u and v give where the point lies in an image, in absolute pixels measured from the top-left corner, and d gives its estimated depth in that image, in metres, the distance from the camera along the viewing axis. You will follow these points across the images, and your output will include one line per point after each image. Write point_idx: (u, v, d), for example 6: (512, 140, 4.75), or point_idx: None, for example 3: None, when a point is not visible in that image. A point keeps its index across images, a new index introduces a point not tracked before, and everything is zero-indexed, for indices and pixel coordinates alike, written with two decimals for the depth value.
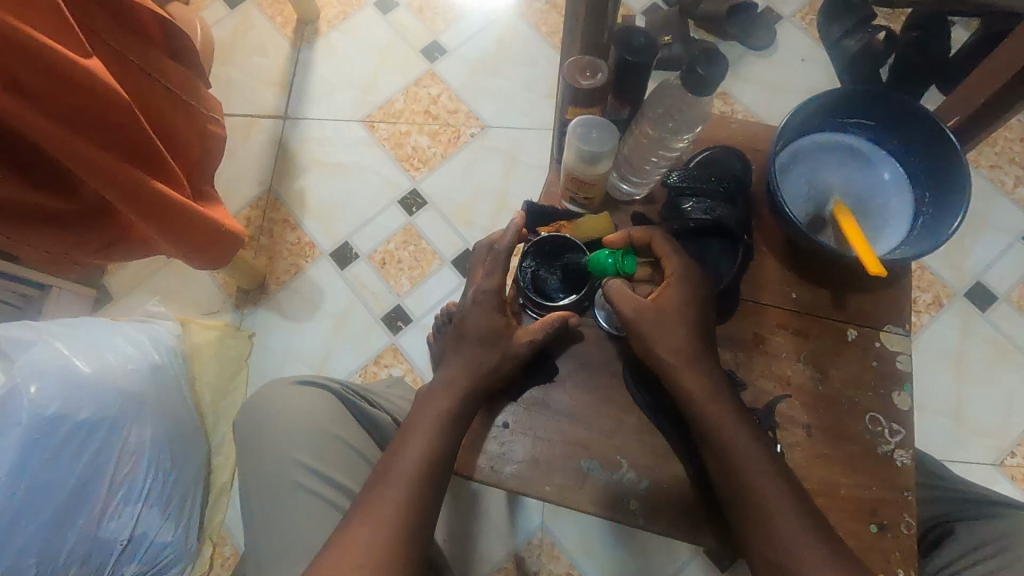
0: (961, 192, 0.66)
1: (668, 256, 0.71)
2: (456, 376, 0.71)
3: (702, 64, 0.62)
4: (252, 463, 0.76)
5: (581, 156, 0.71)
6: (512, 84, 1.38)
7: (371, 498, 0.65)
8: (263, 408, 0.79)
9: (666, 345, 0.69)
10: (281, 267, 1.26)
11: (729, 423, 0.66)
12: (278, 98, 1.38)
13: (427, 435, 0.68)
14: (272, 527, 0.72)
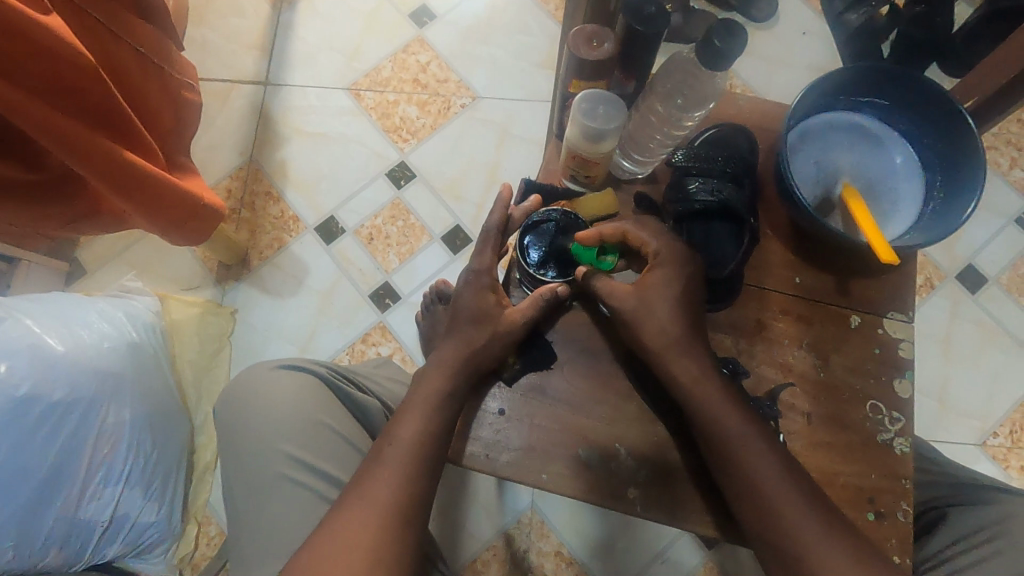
0: (980, 175, 0.58)
1: (643, 236, 0.61)
2: (450, 360, 0.62)
3: (720, 35, 0.52)
4: (233, 452, 0.69)
5: (582, 134, 0.56)
6: (505, 52, 1.31)
7: (358, 497, 0.55)
8: (242, 391, 0.71)
9: (651, 331, 0.59)
10: (264, 242, 1.22)
11: (738, 417, 0.56)
12: (258, 63, 1.31)
13: (424, 424, 0.59)
14: (258, 517, 0.65)
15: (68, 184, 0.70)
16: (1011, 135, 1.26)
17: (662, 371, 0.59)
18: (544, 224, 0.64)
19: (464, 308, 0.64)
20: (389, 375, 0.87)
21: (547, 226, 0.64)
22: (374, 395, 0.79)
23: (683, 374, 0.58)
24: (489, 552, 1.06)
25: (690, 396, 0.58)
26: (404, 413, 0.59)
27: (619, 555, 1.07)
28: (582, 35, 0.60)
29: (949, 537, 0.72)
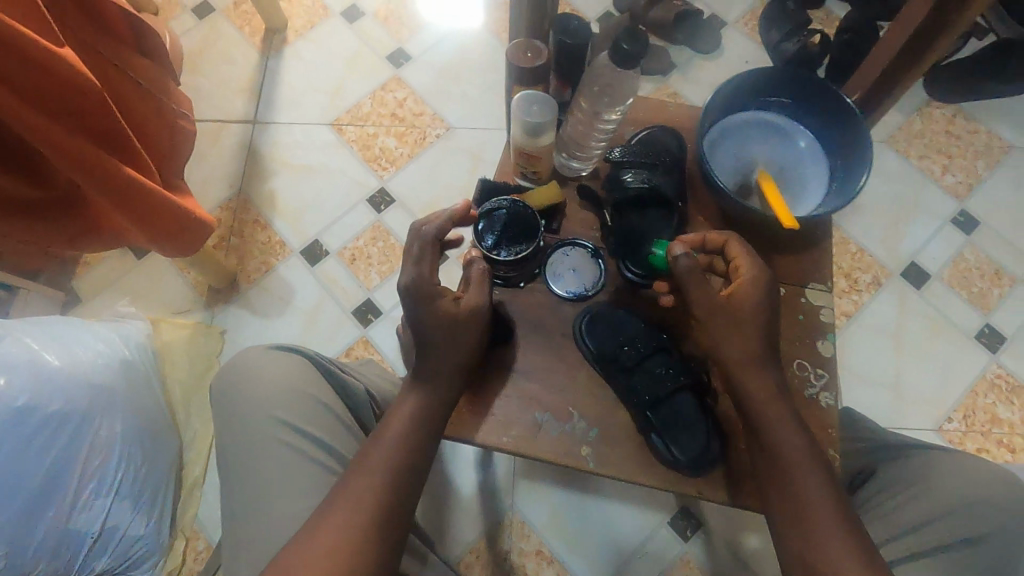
0: (868, 156, 0.67)
1: (743, 254, 0.64)
2: (429, 368, 0.63)
3: (626, 41, 0.61)
4: (228, 419, 0.73)
5: (523, 131, 0.64)
6: (476, 87, 1.42)
7: (341, 498, 0.57)
8: (239, 364, 0.76)
9: (733, 349, 0.61)
10: (253, 266, 1.29)
11: (798, 435, 0.59)
12: (247, 104, 1.42)
13: (407, 427, 0.62)
14: (250, 479, 0.69)
15: (71, 200, 0.77)
16: (940, 145, 1.38)
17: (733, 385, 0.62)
18: (496, 211, 0.68)
19: (424, 320, 0.61)
20: (373, 372, 0.92)
21: (499, 213, 0.68)
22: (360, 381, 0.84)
23: (755, 391, 0.60)
24: (472, 554, 1.09)
25: (757, 409, 0.60)
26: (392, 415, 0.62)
27: (598, 551, 1.10)
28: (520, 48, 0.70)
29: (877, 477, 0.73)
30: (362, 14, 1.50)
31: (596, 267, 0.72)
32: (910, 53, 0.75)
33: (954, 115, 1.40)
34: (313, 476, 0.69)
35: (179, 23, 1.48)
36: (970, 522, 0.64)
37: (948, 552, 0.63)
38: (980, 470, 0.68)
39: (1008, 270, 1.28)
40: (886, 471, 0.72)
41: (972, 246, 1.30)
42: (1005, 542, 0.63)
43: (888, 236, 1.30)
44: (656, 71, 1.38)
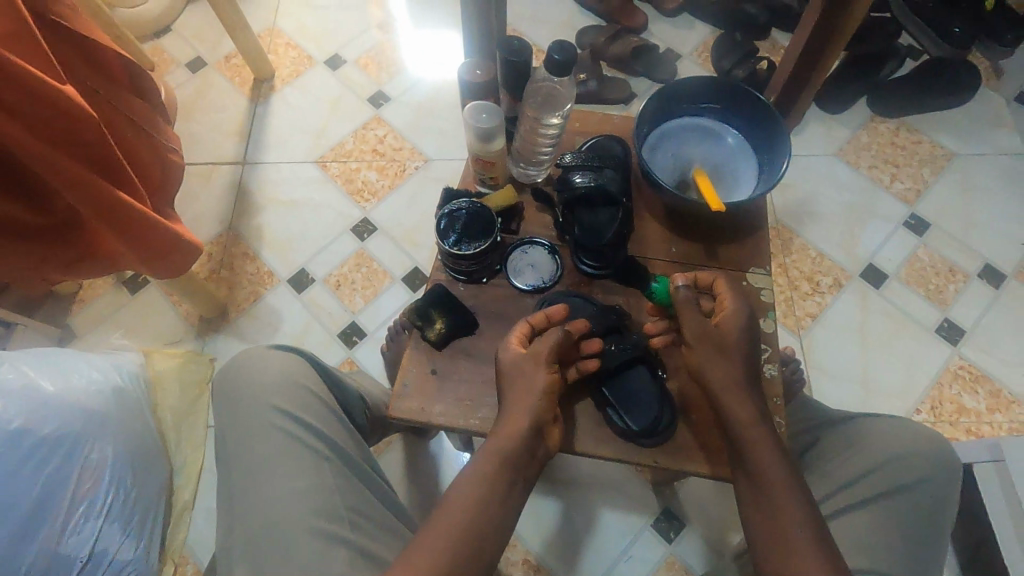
0: (787, 151, 0.75)
1: (728, 292, 0.69)
2: (517, 423, 0.63)
3: (558, 52, 0.69)
4: (225, 409, 0.76)
5: (476, 137, 0.71)
6: (451, 122, 1.53)
7: (410, 559, 0.54)
8: (238, 360, 0.80)
9: (715, 373, 0.65)
10: (242, 296, 1.34)
11: (780, 458, 0.61)
12: (237, 147, 1.51)
13: (483, 486, 0.60)
14: (246, 459, 0.72)
15: (68, 225, 0.84)
16: (886, 155, 1.47)
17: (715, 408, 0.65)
18: (457, 213, 0.74)
19: (510, 372, 0.65)
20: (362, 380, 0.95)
21: (460, 213, 0.74)
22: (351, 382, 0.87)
23: (734, 414, 0.63)
24: None
25: (740, 432, 0.63)
26: (465, 475, 0.60)
27: (584, 557, 1.11)
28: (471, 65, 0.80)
29: (814, 442, 0.76)
30: (345, 62, 1.62)
31: (552, 261, 0.78)
32: None
33: (897, 129, 1.50)
34: (307, 461, 0.71)
35: (174, 77, 1.59)
36: (896, 473, 0.68)
37: (877, 502, 0.66)
38: (903, 426, 0.73)
39: (961, 267, 1.35)
40: (822, 435, 0.77)
41: (925, 246, 1.37)
42: (928, 490, 0.67)
43: (845, 241, 1.38)
44: (618, 99, 1.49)
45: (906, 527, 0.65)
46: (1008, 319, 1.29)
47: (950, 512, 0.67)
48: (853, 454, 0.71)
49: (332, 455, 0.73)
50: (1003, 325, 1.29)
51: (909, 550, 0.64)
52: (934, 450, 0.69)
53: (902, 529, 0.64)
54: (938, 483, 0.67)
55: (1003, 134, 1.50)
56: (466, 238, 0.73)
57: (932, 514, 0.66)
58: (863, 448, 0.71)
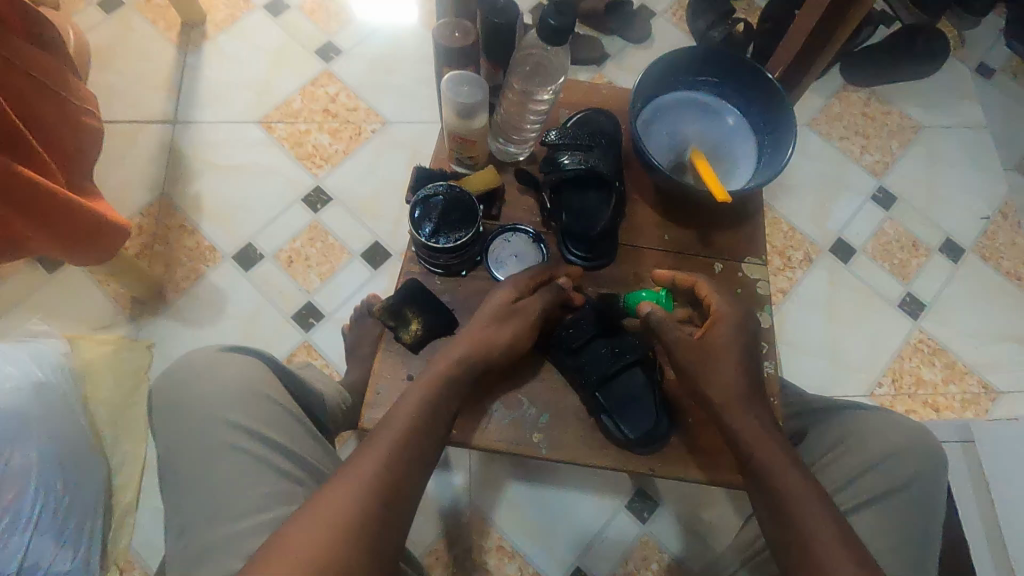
0: (790, 131, 0.69)
1: (713, 294, 0.66)
2: (465, 345, 0.63)
3: (554, 15, 0.60)
4: (173, 424, 0.68)
5: (455, 111, 0.63)
6: (410, 79, 1.39)
7: (342, 476, 0.54)
8: (187, 367, 0.71)
9: (714, 384, 0.61)
10: (180, 274, 1.21)
11: (797, 474, 0.57)
12: (166, 103, 1.33)
13: (422, 406, 0.59)
14: (198, 482, 0.65)
15: None
16: (858, 126, 1.46)
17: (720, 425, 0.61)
18: (432, 199, 0.66)
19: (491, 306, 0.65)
20: (319, 377, 0.87)
21: (436, 199, 0.66)
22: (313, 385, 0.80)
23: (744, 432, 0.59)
24: (431, 557, 1.07)
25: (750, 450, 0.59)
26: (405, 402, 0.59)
27: (558, 541, 1.10)
28: (448, 25, 0.69)
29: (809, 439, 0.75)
30: (288, 7, 1.44)
31: (538, 251, 0.71)
32: (827, 20, 0.74)
33: (869, 99, 1.48)
34: (274, 485, 0.64)
35: (85, 17, 1.38)
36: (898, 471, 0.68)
37: (876, 503, 0.66)
38: (895, 421, 0.72)
39: (925, 241, 1.36)
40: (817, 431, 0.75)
41: (891, 220, 1.38)
42: (923, 487, 0.67)
43: (816, 214, 1.37)
44: (591, 60, 1.39)
45: (904, 526, 0.65)
46: (966, 293, 1.32)
47: (943, 506, 0.67)
48: (850, 453, 0.70)
49: (302, 475, 0.67)
50: (961, 299, 1.32)
51: (911, 551, 0.63)
52: (926, 445, 0.69)
53: (899, 529, 0.64)
54: (931, 479, 0.67)
55: (969, 107, 1.50)
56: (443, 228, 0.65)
57: (926, 510, 0.66)
58: (859, 445, 0.71)
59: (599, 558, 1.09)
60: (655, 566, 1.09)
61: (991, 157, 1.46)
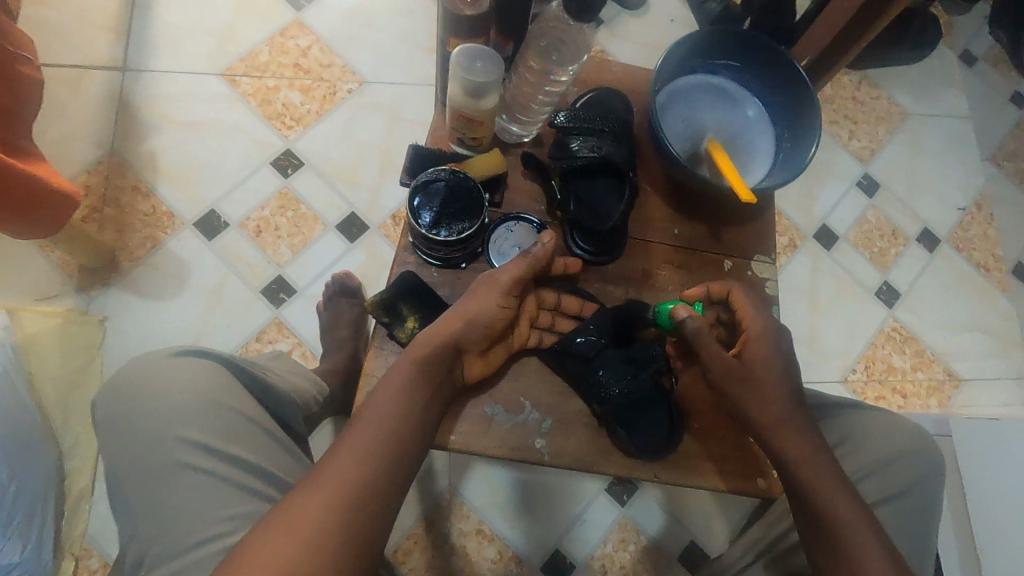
0: (815, 125, 0.72)
1: (746, 306, 0.67)
2: (442, 333, 0.62)
3: None
4: (124, 439, 0.63)
5: (465, 90, 0.64)
6: (390, 35, 1.28)
7: (316, 480, 0.53)
8: (136, 375, 0.66)
9: (751, 402, 0.64)
10: (134, 241, 1.11)
11: (845, 493, 0.60)
12: (114, 47, 1.19)
13: (395, 401, 0.59)
14: (152, 505, 0.61)
15: None
16: (847, 110, 1.44)
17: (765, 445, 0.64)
18: (434, 184, 0.67)
19: (481, 284, 0.65)
20: (286, 368, 0.81)
21: (438, 185, 0.67)
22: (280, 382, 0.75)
23: (792, 451, 0.62)
24: (409, 541, 1.04)
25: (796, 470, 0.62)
26: (372, 404, 0.58)
27: (536, 525, 1.08)
28: None
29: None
30: None
31: None
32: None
33: (860, 82, 1.46)
34: (237, 505, 0.61)
35: None
36: (892, 476, 0.73)
37: (883, 505, 0.71)
38: (899, 426, 0.77)
39: (903, 230, 1.37)
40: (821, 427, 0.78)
41: (874, 208, 1.38)
42: (919, 496, 0.72)
43: (802, 199, 1.36)
44: None
45: (903, 527, 0.71)
46: (939, 283, 1.35)
47: (938, 509, 0.73)
48: (855, 454, 0.75)
49: (272, 491, 0.64)
50: (933, 290, 1.34)
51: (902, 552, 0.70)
52: (924, 450, 0.75)
53: (899, 530, 0.71)
54: (932, 484, 0.73)
55: (954, 96, 1.49)
56: (445, 216, 0.66)
57: (924, 513, 0.72)
58: (864, 447, 0.75)
59: (577, 541, 1.08)
60: (632, 547, 1.08)
61: (971, 147, 1.46)
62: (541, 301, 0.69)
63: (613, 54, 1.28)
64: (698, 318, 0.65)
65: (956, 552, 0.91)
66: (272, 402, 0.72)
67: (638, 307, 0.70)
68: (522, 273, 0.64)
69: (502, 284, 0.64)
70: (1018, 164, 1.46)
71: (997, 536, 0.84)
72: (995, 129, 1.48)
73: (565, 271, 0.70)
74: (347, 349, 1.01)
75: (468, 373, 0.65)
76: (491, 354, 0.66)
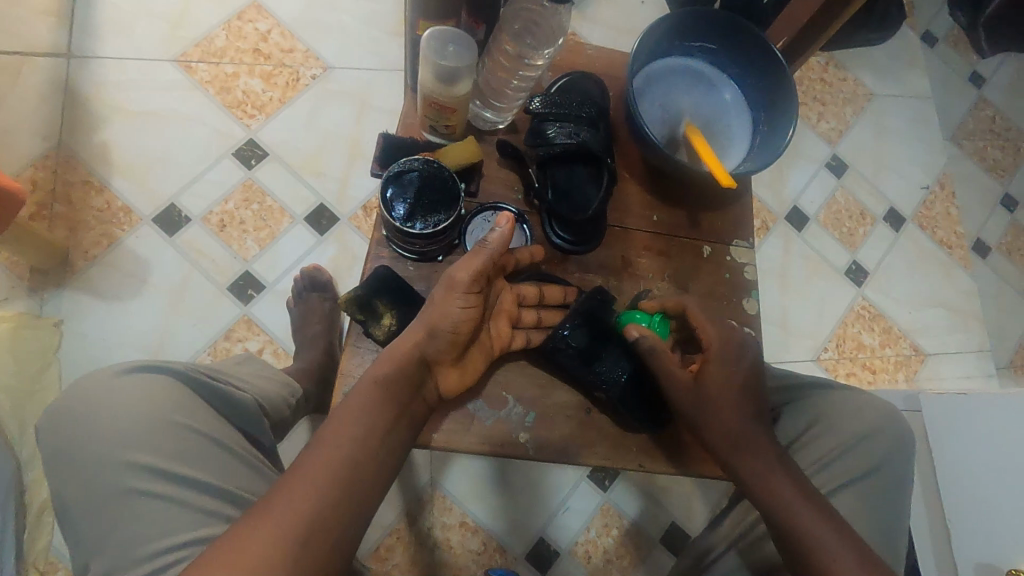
0: (792, 108, 0.72)
1: (703, 324, 0.67)
2: (408, 345, 0.60)
3: None
4: (68, 462, 0.61)
5: (437, 75, 0.62)
6: (354, 18, 1.23)
7: (267, 508, 0.50)
8: (80, 394, 0.63)
9: (712, 422, 0.64)
10: (88, 239, 1.05)
11: (808, 503, 0.61)
12: (56, 33, 1.12)
13: (358, 418, 0.56)
14: (104, 532, 0.58)
15: None
16: (815, 92, 1.45)
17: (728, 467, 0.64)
18: (407, 174, 0.64)
19: (447, 281, 0.61)
20: (255, 372, 0.77)
21: (411, 176, 0.64)
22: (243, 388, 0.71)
23: (755, 469, 0.63)
24: (391, 537, 1.03)
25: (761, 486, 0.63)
26: (329, 427, 0.56)
27: (519, 514, 1.08)
28: None
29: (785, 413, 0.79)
30: None
31: (521, 232, 0.71)
32: None
33: (827, 64, 1.48)
34: (194, 530, 0.59)
35: None
36: (865, 453, 0.75)
37: (854, 483, 0.73)
38: (871, 404, 0.78)
39: (871, 210, 1.40)
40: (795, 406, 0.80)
41: (843, 189, 1.40)
42: (892, 470, 0.74)
43: (773, 181, 1.37)
44: None
45: (873, 505, 0.73)
46: (905, 261, 1.38)
47: (909, 484, 0.75)
48: (826, 434, 0.77)
49: (231, 511, 0.62)
50: (899, 268, 1.38)
51: (879, 525, 0.72)
52: (895, 427, 0.77)
53: (870, 506, 0.72)
54: (900, 460, 0.75)
55: (917, 76, 1.52)
56: (418, 208, 0.64)
57: (894, 489, 0.74)
58: (835, 427, 0.77)
59: (560, 527, 1.08)
60: (615, 532, 1.09)
61: (934, 127, 1.49)
62: (521, 295, 0.68)
63: (585, 37, 1.25)
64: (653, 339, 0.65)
65: (926, 521, 0.94)
66: (234, 410, 0.69)
67: (602, 299, 0.68)
68: (477, 268, 0.59)
69: (460, 284, 0.60)
70: (976, 143, 1.50)
71: (965, 504, 0.87)
72: (955, 108, 1.52)
73: (532, 259, 0.68)
74: (320, 344, 0.99)
75: (441, 384, 0.62)
76: (469, 361, 0.64)
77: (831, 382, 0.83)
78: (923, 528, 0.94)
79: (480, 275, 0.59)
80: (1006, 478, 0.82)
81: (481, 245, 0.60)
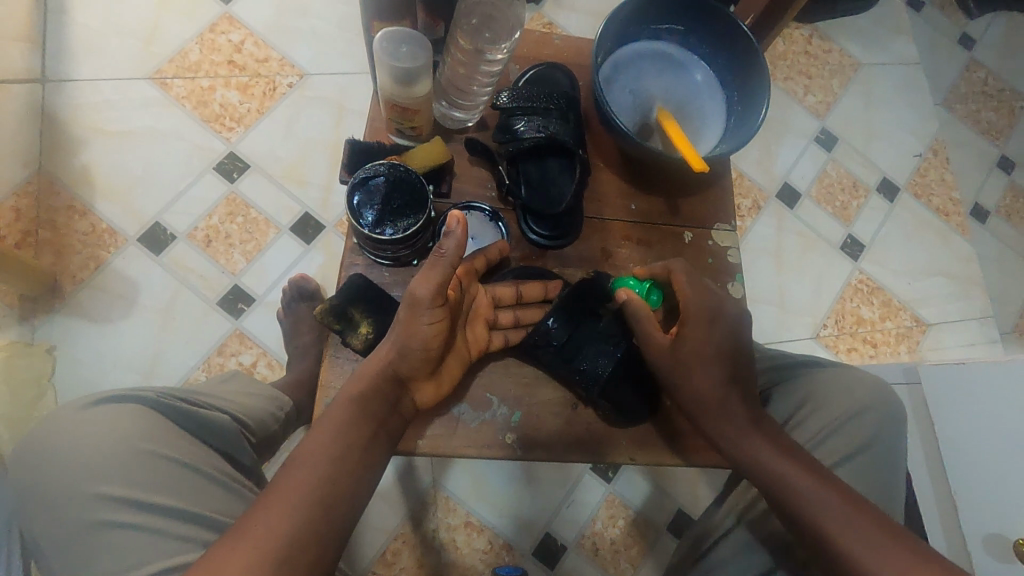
0: (764, 86, 0.70)
1: (686, 287, 0.65)
2: (379, 360, 0.60)
3: None
4: (41, 498, 0.61)
5: (395, 77, 0.61)
6: (326, 22, 1.22)
7: (243, 531, 0.50)
8: (54, 430, 0.63)
9: (690, 388, 0.63)
10: (75, 263, 1.05)
11: (797, 468, 0.60)
12: (29, 57, 1.12)
13: (332, 435, 0.56)
14: (81, 567, 0.59)
15: None
16: (800, 66, 1.43)
17: (706, 430, 0.64)
18: (373, 180, 0.64)
19: (411, 295, 0.58)
20: (239, 389, 0.78)
21: (378, 181, 0.64)
22: (221, 409, 0.72)
23: (730, 437, 0.63)
24: (397, 541, 1.03)
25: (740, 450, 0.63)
26: (305, 444, 0.56)
27: (524, 510, 1.07)
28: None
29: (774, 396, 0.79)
30: None
31: (496, 229, 0.70)
32: None
33: (809, 37, 1.45)
34: (171, 557, 0.59)
35: None
36: (857, 430, 0.74)
37: (848, 462, 0.72)
38: (857, 379, 0.78)
39: (864, 182, 1.38)
40: (783, 390, 0.79)
41: (834, 162, 1.38)
42: (885, 445, 0.74)
43: (762, 159, 1.35)
44: None
45: (871, 480, 0.72)
46: (901, 231, 1.36)
47: (902, 459, 0.74)
48: (816, 414, 0.76)
49: (208, 536, 0.61)
50: (895, 238, 1.36)
51: (878, 503, 0.71)
52: (886, 401, 0.76)
53: (867, 483, 0.72)
54: (892, 434, 0.74)
55: (904, 42, 1.49)
56: (385, 214, 0.63)
57: (888, 465, 0.73)
58: (824, 407, 0.76)
59: (567, 521, 1.08)
60: (621, 522, 1.09)
61: (925, 93, 1.47)
62: (494, 297, 0.67)
63: (561, 26, 1.24)
64: (642, 308, 0.65)
65: (932, 494, 0.93)
66: (212, 433, 0.69)
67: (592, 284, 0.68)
68: (437, 281, 0.56)
69: (423, 300, 0.57)
70: (969, 106, 1.47)
71: (971, 474, 0.86)
72: (945, 72, 1.49)
73: (501, 255, 0.68)
74: (312, 353, 0.99)
75: (418, 397, 0.62)
76: (445, 371, 0.63)
77: (823, 361, 0.82)
78: (930, 502, 0.93)
79: (440, 289, 0.57)
80: (1010, 446, 0.80)
81: (440, 255, 0.56)
